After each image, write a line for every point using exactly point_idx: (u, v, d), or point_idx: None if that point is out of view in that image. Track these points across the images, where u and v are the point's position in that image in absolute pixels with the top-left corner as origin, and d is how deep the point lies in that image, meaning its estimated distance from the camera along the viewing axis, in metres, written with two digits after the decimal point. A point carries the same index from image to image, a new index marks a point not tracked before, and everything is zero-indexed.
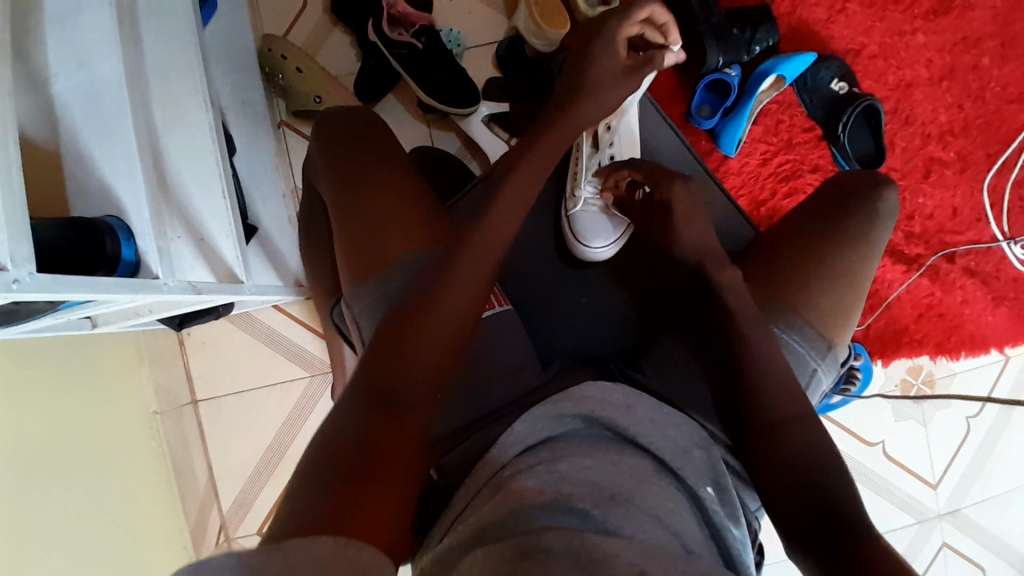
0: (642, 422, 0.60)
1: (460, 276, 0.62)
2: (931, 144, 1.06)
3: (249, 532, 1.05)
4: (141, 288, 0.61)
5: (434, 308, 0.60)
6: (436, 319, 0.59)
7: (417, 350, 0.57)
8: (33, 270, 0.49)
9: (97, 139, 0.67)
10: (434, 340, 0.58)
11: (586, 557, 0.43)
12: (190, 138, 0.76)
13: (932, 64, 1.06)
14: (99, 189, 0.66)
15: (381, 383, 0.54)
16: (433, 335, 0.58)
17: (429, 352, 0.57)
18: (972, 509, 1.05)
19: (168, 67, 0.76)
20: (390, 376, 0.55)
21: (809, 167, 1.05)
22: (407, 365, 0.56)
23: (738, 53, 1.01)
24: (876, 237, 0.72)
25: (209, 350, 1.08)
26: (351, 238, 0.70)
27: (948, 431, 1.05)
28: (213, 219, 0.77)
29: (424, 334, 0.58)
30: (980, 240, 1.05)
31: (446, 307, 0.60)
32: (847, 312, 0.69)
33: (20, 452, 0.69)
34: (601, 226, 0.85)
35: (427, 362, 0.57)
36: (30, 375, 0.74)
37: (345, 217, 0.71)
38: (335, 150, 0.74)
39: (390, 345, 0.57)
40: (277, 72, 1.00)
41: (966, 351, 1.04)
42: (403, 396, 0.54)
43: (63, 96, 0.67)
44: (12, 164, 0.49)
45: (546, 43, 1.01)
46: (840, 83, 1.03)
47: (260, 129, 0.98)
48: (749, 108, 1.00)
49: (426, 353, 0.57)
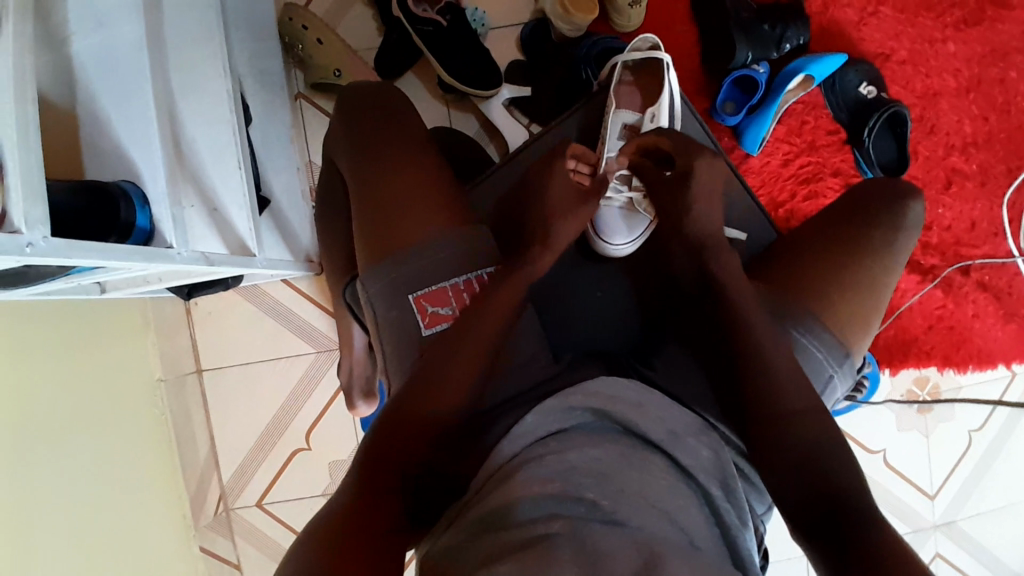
0: (653, 419, 0.60)
1: (504, 289, 0.66)
2: (954, 155, 1.04)
3: (247, 504, 1.06)
4: (152, 256, 0.60)
5: (475, 321, 0.63)
6: (476, 327, 0.63)
7: (457, 362, 0.61)
8: (46, 234, 0.48)
9: (114, 103, 0.65)
10: (473, 349, 0.62)
11: (589, 550, 0.44)
12: (207, 105, 0.75)
13: (960, 74, 1.05)
14: (114, 154, 0.65)
15: (416, 393, 0.59)
16: (471, 346, 0.62)
17: (468, 363, 0.62)
18: (967, 521, 1.05)
19: (189, 33, 0.74)
20: (425, 389, 0.59)
21: (831, 170, 1.04)
22: (448, 377, 0.60)
23: (766, 49, 0.99)
24: (898, 247, 0.71)
25: (214, 321, 1.07)
26: (372, 218, 0.69)
27: (949, 443, 1.06)
28: (227, 191, 0.76)
29: (460, 343, 0.62)
30: (996, 255, 1.04)
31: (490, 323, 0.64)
32: (866, 321, 0.69)
33: (23, 416, 0.68)
34: (623, 222, 0.84)
35: (466, 374, 0.61)
36: (35, 336, 0.73)
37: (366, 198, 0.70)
38: (356, 128, 0.73)
39: (432, 355, 0.62)
40: (297, 43, 0.98)
41: (973, 364, 1.04)
42: (432, 411, 0.59)
43: (82, 57, 0.65)
44: (29, 124, 0.48)
45: (573, 28, 0.98)
46: (868, 87, 1.01)
47: (277, 101, 0.97)
48: (775, 107, 0.98)
49: (466, 365, 0.61)
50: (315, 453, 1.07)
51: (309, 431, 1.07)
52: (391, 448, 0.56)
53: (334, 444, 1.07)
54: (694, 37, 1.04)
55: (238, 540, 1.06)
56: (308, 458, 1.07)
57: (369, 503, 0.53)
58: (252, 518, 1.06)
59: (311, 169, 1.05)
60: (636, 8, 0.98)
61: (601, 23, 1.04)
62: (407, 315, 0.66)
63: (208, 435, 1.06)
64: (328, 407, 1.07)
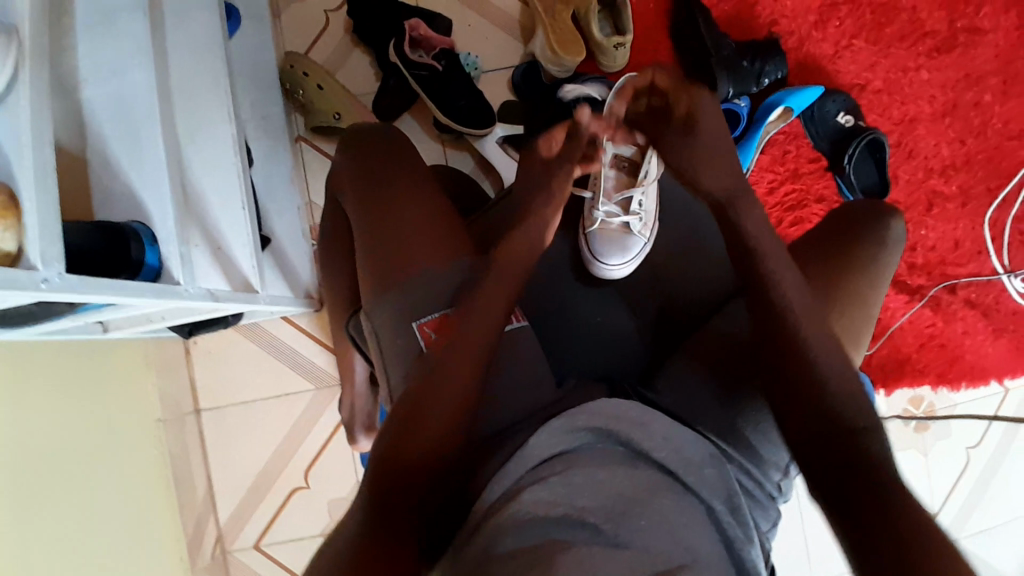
0: (656, 438, 0.60)
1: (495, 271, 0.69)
2: (934, 178, 1.09)
3: (246, 546, 1.05)
4: (161, 294, 0.62)
5: (466, 331, 0.64)
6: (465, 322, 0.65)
7: (447, 389, 0.61)
8: (61, 271, 0.49)
9: (124, 147, 0.68)
10: (467, 354, 0.63)
11: (587, 563, 0.46)
12: (213, 149, 0.78)
13: (935, 100, 1.10)
14: (123, 195, 0.67)
15: (421, 407, 0.59)
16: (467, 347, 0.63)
17: (458, 388, 0.61)
18: (972, 540, 1.05)
19: (195, 79, 0.78)
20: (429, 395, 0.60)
21: (815, 197, 1.08)
22: (439, 399, 0.60)
23: (747, 84, 1.04)
24: (882, 263, 0.74)
25: (215, 361, 1.08)
26: (418, 242, 0.71)
27: (949, 460, 1.07)
28: (232, 232, 0.79)
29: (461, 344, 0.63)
30: (981, 273, 1.07)
31: (482, 337, 0.64)
32: (856, 335, 0.71)
33: (20, 458, 0.68)
34: (619, 244, 0.86)
35: (456, 394, 0.61)
36: (37, 377, 0.74)
37: (406, 229, 0.71)
38: (360, 167, 0.75)
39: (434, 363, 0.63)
40: (297, 89, 1.02)
41: (966, 382, 1.06)
42: (439, 414, 0.59)
43: (93, 103, 0.68)
44: (46, 167, 0.50)
45: (561, 69, 1.04)
46: (846, 116, 1.05)
47: (278, 144, 1.00)
48: (757, 139, 1.03)
49: (461, 370, 0.62)
50: (314, 491, 1.06)
51: (309, 469, 1.07)
52: (395, 483, 0.56)
53: (333, 482, 1.07)
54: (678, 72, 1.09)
55: None
56: (307, 497, 1.06)
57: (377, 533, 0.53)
58: (251, 558, 1.05)
59: (313, 210, 1.08)
60: (621, 49, 1.02)
61: (589, 63, 1.09)
62: (411, 341, 0.67)
63: (208, 474, 1.06)
64: (327, 445, 1.07)
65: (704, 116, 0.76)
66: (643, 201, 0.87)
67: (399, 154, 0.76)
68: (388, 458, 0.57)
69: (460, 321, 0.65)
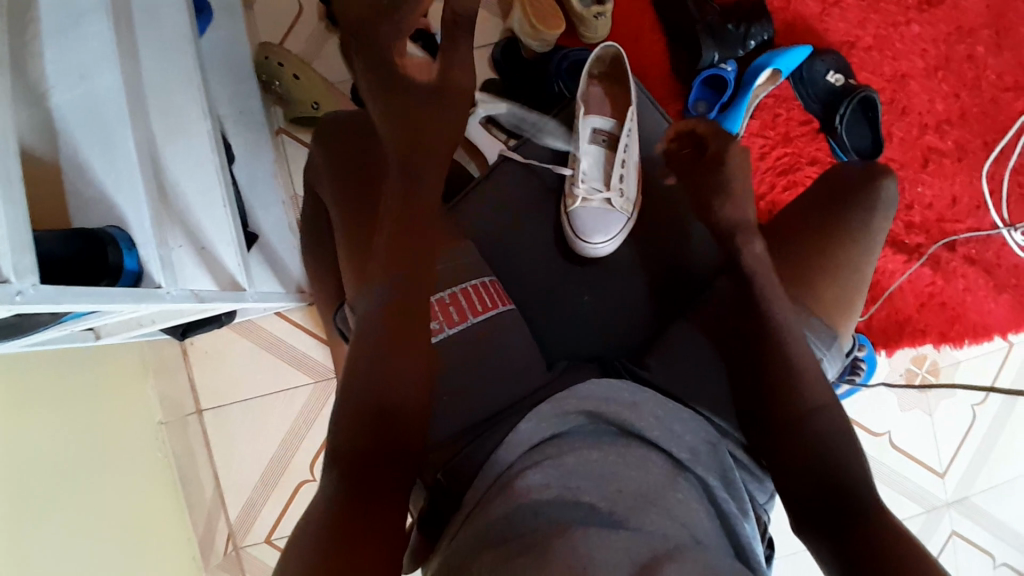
0: (647, 417, 0.59)
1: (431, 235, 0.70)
2: (929, 134, 1.06)
3: (256, 541, 1.05)
4: (142, 297, 0.61)
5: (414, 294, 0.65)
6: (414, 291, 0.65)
7: (405, 355, 0.61)
8: (36, 282, 0.49)
9: (96, 152, 0.67)
10: (414, 320, 0.63)
11: (581, 551, 0.43)
12: (189, 146, 0.76)
13: (927, 54, 1.06)
14: (99, 201, 0.66)
15: (384, 385, 0.59)
16: (420, 316, 0.64)
17: (412, 354, 0.62)
18: (980, 497, 1.05)
19: (168, 77, 0.76)
20: (388, 370, 0.60)
21: (808, 160, 1.05)
22: (397, 367, 0.60)
23: (733, 48, 1.02)
24: (874, 227, 0.72)
25: (211, 360, 1.08)
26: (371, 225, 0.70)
27: (954, 419, 1.06)
28: (214, 229, 0.77)
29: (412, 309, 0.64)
30: (981, 228, 1.05)
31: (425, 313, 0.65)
32: (848, 304, 0.70)
33: (21, 469, 0.68)
34: (600, 221, 0.84)
35: (414, 371, 0.61)
36: (31, 387, 0.73)
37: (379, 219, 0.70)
38: (338, 162, 0.76)
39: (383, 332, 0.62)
40: (274, 81, 0.99)
41: (970, 339, 1.05)
42: (398, 391, 0.59)
43: (61, 109, 0.67)
44: (13, 179, 0.49)
45: (541, 44, 1.01)
46: (836, 76, 1.03)
47: (260, 139, 0.99)
48: (745, 103, 1.00)
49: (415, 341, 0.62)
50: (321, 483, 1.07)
51: (313, 462, 1.07)
52: (379, 474, 0.56)
53: None
54: (662, 41, 1.07)
55: None
56: (312, 489, 1.07)
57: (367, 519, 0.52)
58: (260, 554, 1.05)
59: (298, 201, 1.07)
60: (602, 18, 1.00)
61: (569, 37, 1.06)
62: None
63: (213, 472, 1.06)
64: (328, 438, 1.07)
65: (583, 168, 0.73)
66: (623, 174, 0.86)
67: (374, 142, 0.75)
68: (373, 449, 0.57)
69: (410, 298, 0.64)
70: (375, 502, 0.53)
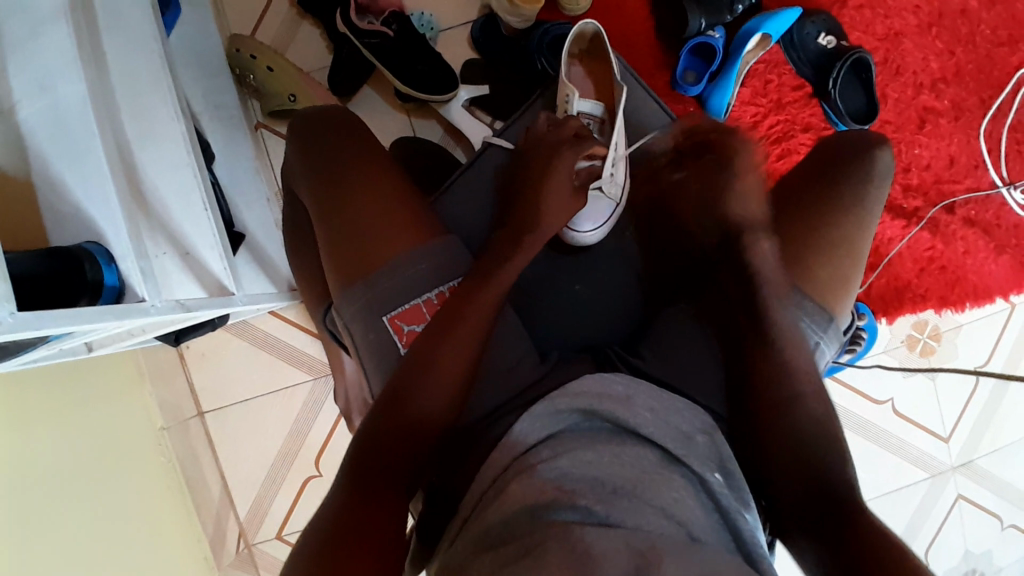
0: (641, 411, 0.59)
1: (492, 270, 0.66)
2: (924, 94, 1.03)
3: (268, 536, 1.07)
4: (125, 313, 0.60)
5: (449, 322, 0.61)
6: (448, 321, 0.61)
7: (442, 356, 0.59)
8: (11, 308, 0.47)
9: (67, 166, 0.64)
10: (451, 353, 0.60)
11: (580, 549, 0.43)
12: (164, 152, 0.74)
13: (920, 11, 1.03)
14: (76, 217, 0.65)
15: (402, 402, 0.58)
16: (454, 340, 0.60)
17: (457, 359, 0.60)
18: (984, 459, 1.05)
19: (137, 80, 0.73)
20: (414, 392, 0.58)
21: (801, 126, 1.03)
22: (442, 359, 0.59)
23: (720, 13, 0.98)
24: (869, 199, 0.71)
25: (209, 363, 1.07)
26: (376, 234, 0.69)
27: (956, 384, 1.05)
28: (196, 232, 0.74)
29: (452, 333, 0.60)
30: (980, 188, 1.03)
31: (472, 327, 0.61)
32: (844, 280, 0.69)
33: (28, 490, 0.68)
34: (589, 209, 0.81)
35: (445, 392, 0.59)
36: (29, 407, 0.73)
37: (367, 222, 0.69)
38: (311, 157, 0.72)
39: (408, 363, 0.59)
40: (248, 73, 0.97)
41: (970, 302, 1.04)
42: (422, 410, 0.58)
43: (29, 123, 0.65)
44: None
45: (521, 19, 0.96)
46: (827, 37, 1.00)
47: (238, 136, 0.97)
48: (735, 71, 0.97)
49: (447, 367, 0.59)
50: (328, 477, 1.08)
51: (319, 457, 1.08)
52: (379, 480, 0.55)
53: None
54: (646, 12, 1.03)
55: (264, 572, 1.07)
56: (320, 484, 1.08)
57: (363, 527, 0.51)
58: (274, 549, 1.07)
59: (282, 197, 1.05)
60: None
61: (550, 11, 1.03)
62: (385, 336, 0.66)
63: (219, 473, 1.07)
64: (332, 432, 1.08)
65: (554, 172, 0.74)
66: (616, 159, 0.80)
67: (353, 138, 0.73)
68: (374, 454, 0.56)
69: (444, 328, 0.61)
70: (371, 507, 0.53)
